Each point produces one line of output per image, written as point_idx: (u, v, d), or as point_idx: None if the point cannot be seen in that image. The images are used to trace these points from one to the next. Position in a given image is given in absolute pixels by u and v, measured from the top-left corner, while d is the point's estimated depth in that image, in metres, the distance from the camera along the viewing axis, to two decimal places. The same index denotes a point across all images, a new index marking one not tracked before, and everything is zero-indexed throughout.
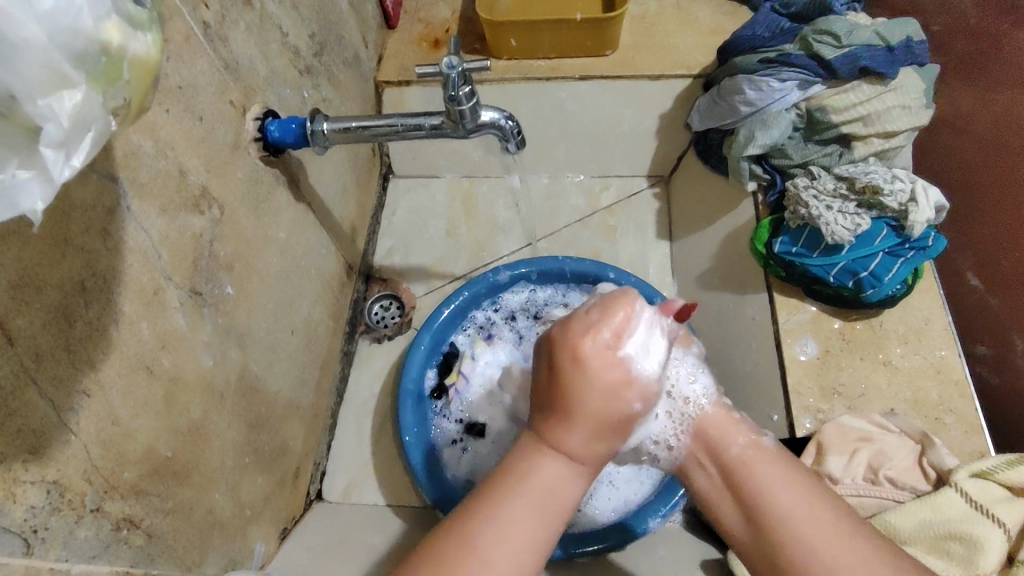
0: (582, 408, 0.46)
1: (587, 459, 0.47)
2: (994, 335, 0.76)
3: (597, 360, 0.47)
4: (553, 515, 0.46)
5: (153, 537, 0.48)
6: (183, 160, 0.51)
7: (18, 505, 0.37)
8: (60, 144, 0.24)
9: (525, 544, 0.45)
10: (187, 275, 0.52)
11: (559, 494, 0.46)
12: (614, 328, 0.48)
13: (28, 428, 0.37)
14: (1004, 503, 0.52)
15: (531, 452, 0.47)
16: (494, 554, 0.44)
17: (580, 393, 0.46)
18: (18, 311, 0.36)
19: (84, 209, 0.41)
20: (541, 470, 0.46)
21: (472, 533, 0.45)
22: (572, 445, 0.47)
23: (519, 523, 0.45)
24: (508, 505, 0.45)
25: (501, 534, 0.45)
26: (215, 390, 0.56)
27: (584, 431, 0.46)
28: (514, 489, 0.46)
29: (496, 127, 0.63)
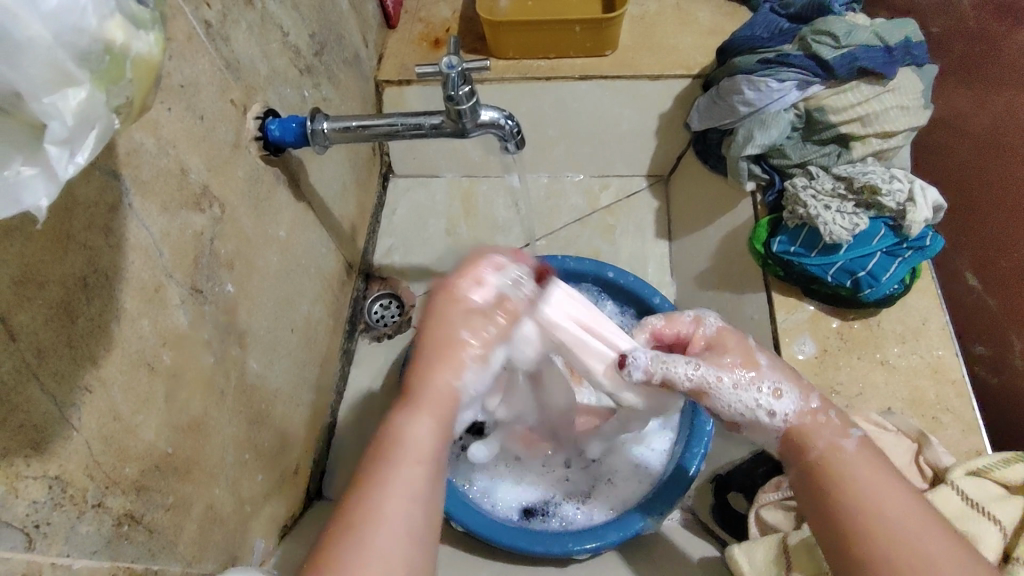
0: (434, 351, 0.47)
1: (447, 400, 0.46)
2: (993, 335, 0.76)
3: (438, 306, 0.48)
4: (428, 469, 0.44)
5: (154, 533, 0.48)
6: (184, 158, 0.52)
7: (20, 500, 0.37)
8: (65, 141, 0.24)
9: (407, 506, 0.42)
10: (188, 273, 0.52)
11: (425, 449, 0.44)
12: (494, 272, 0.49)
13: (29, 423, 0.37)
14: (1000, 501, 0.52)
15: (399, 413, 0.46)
16: (381, 521, 0.41)
17: (431, 345, 0.47)
18: (19, 306, 0.37)
19: (87, 206, 0.41)
20: (407, 432, 0.45)
21: (350, 512, 0.42)
22: (430, 394, 0.46)
23: (400, 485, 0.43)
24: (378, 472, 0.43)
25: (381, 505, 0.42)
26: (216, 388, 0.56)
27: (447, 370, 0.46)
28: (383, 457, 0.44)
29: (495, 126, 0.63)
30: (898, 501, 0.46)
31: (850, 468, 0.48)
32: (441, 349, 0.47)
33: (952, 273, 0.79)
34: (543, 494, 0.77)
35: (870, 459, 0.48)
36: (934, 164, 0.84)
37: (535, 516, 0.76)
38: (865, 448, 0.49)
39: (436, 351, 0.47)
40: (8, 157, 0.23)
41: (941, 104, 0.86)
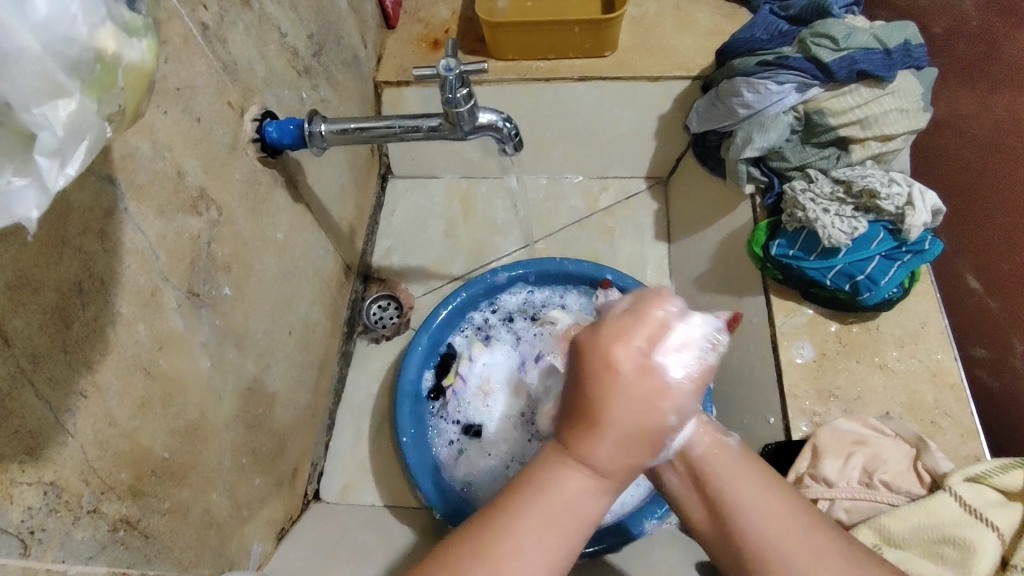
0: (614, 422, 0.41)
1: (614, 477, 0.42)
2: (993, 339, 0.76)
3: (620, 370, 0.41)
4: (574, 537, 0.42)
5: (150, 537, 0.48)
6: (180, 161, 0.52)
7: (15, 506, 0.37)
8: (55, 150, 0.24)
9: (544, 570, 0.40)
10: (184, 276, 0.52)
11: (582, 514, 0.42)
12: (648, 334, 0.42)
13: (24, 429, 0.37)
14: (999, 508, 0.51)
15: (553, 458, 0.43)
16: (510, 575, 0.40)
17: (607, 413, 0.41)
18: (14, 312, 0.37)
19: (81, 211, 0.41)
20: (563, 484, 0.42)
21: (481, 543, 0.41)
22: (600, 463, 0.41)
23: (541, 547, 0.41)
24: (524, 518, 0.41)
25: (518, 557, 0.40)
26: (212, 392, 0.56)
27: (615, 446, 0.41)
28: (534, 504, 0.41)
29: (493, 129, 0.63)
30: (776, 509, 0.45)
31: (723, 473, 0.47)
32: (619, 423, 0.41)
33: (952, 275, 0.80)
34: None
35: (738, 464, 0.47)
36: (933, 166, 0.86)
37: None
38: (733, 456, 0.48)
39: (614, 426, 0.41)
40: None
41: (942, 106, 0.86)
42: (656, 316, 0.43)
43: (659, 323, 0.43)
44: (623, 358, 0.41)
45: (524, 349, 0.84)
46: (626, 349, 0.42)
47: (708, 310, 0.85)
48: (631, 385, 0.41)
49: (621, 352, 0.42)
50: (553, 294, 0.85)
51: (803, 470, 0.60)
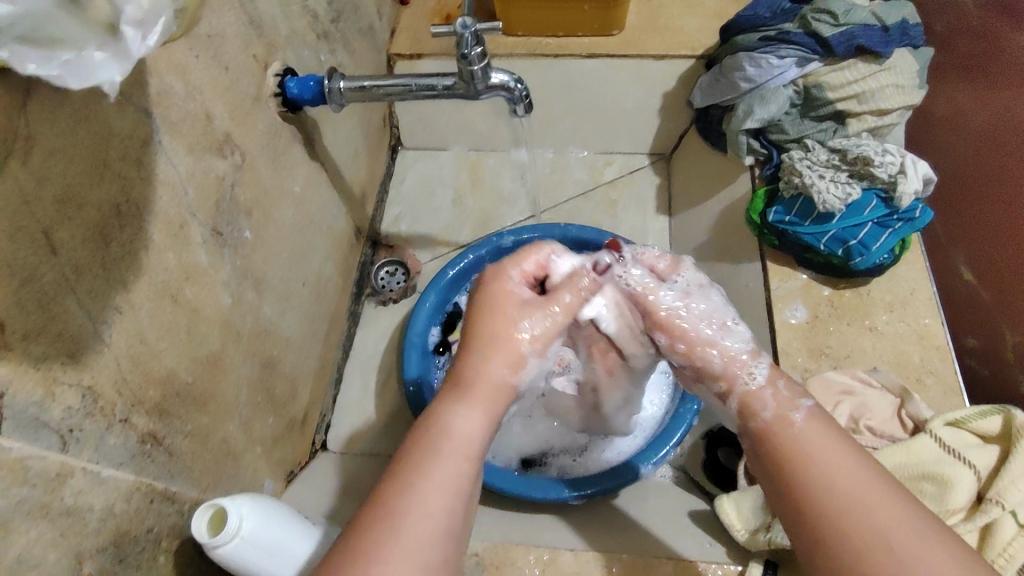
0: (489, 335, 0.49)
1: (487, 395, 0.47)
2: (982, 323, 0.77)
3: (506, 300, 0.52)
4: (469, 470, 0.44)
5: (173, 455, 0.51)
6: (209, 105, 0.54)
7: (56, 404, 0.39)
8: (134, 23, 0.28)
9: (449, 494, 0.42)
10: (210, 214, 0.55)
11: (467, 438, 0.45)
12: (521, 271, 0.55)
13: (66, 334, 0.40)
14: (977, 449, 0.53)
15: (445, 404, 0.46)
16: (422, 509, 0.41)
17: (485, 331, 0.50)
18: (60, 224, 0.39)
19: (121, 138, 0.44)
20: (449, 421, 0.45)
21: (384, 496, 0.41)
22: (477, 389, 0.47)
23: (443, 473, 0.42)
24: (420, 459, 0.43)
25: (421, 491, 0.41)
26: (232, 327, 0.59)
27: (499, 360, 0.48)
28: (426, 443, 0.44)
29: (505, 89, 0.65)
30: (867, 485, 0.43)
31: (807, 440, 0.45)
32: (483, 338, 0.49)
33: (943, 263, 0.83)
34: (539, 445, 0.81)
35: (824, 426, 0.46)
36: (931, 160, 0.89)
37: (535, 466, 0.80)
38: (815, 417, 0.47)
39: (483, 341, 0.49)
40: (83, 39, 0.27)
41: (943, 102, 0.88)
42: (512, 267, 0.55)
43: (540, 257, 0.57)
44: (510, 282, 0.53)
45: None
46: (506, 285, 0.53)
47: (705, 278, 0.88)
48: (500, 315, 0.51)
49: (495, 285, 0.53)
50: None
51: None
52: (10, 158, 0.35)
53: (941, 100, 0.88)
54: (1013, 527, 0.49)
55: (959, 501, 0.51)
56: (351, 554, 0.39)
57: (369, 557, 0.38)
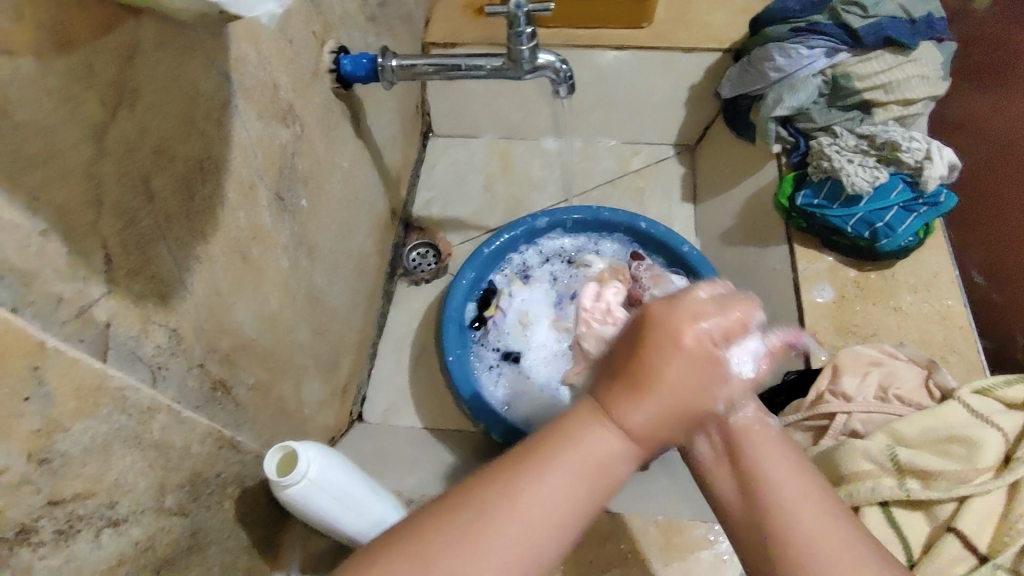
0: (664, 389, 0.36)
1: (651, 435, 0.37)
2: (997, 328, 0.77)
3: (687, 346, 0.37)
4: (588, 492, 0.36)
5: (239, 406, 0.54)
6: (276, 75, 0.57)
7: (149, 340, 0.42)
8: None
9: (565, 514, 0.36)
10: (274, 179, 0.58)
11: (616, 473, 0.36)
12: (726, 326, 0.38)
13: (158, 277, 0.43)
14: (1004, 414, 0.55)
15: (589, 411, 0.37)
16: (534, 517, 0.35)
17: (666, 377, 0.36)
18: (158, 173, 0.42)
19: (206, 98, 0.47)
20: (598, 436, 0.36)
21: (502, 485, 0.36)
22: (635, 421, 0.36)
23: (562, 496, 0.36)
24: (551, 466, 0.36)
25: (541, 496, 0.35)
26: (289, 290, 0.62)
27: (655, 414, 0.36)
28: (561, 448, 0.36)
29: (551, 69, 0.68)
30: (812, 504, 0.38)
31: (762, 445, 0.41)
32: (672, 385, 0.36)
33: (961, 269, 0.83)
34: None
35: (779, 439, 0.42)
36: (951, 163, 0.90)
37: None
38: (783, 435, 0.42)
39: (663, 394, 0.36)
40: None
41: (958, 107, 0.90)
42: (733, 314, 0.39)
43: (738, 324, 0.39)
44: (706, 328, 0.37)
45: (560, 288, 0.89)
46: (693, 329, 0.37)
47: (732, 263, 0.91)
48: (690, 359, 0.37)
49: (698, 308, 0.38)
50: (588, 241, 0.90)
51: (823, 388, 0.64)
52: (119, 107, 0.38)
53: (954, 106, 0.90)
54: None
55: (986, 461, 0.53)
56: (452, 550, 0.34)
57: (467, 544, 0.34)
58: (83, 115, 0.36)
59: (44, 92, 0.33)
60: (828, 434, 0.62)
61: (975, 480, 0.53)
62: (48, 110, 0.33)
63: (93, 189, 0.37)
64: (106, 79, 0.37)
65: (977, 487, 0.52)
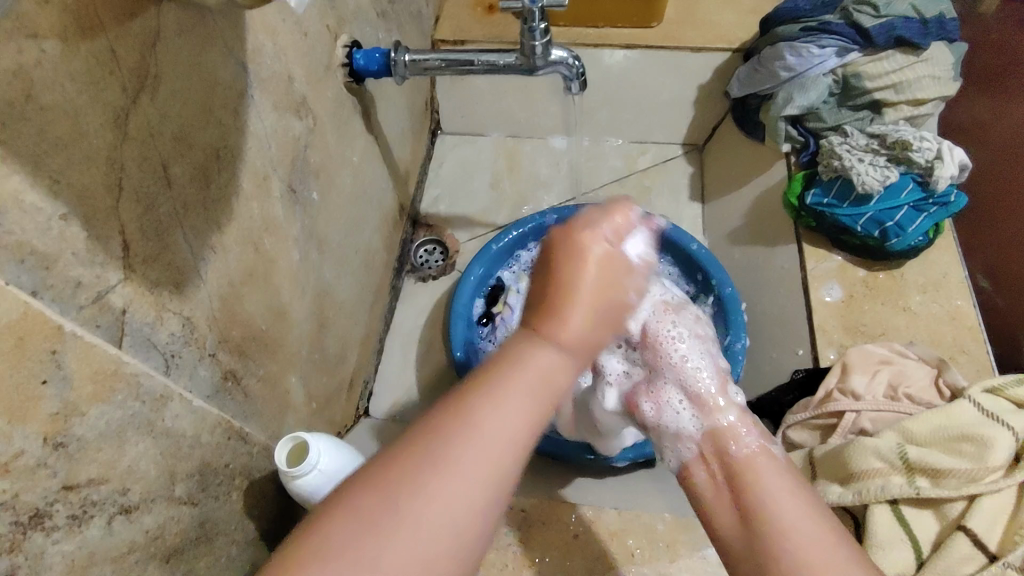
0: (579, 293, 0.40)
1: (580, 342, 0.40)
2: (1000, 333, 0.76)
3: (583, 253, 0.42)
4: (540, 409, 0.38)
5: (249, 397, 0.54)
6: (291, 68, 0.57)
7: (163, 327, 0.42)
8: None
9: (518, 430, 0.36)
10: (287, 172, 0.58)
11: (556, 383, 0.39)
12: (617, 228, 0.44)
13: (174, 265, 0.43)
14: (1016, 414, 0.55)
15: (524, 337, 0.40)
16: (484, 436, 0.35)
17: (577, 280, 0.41)
18: (176, 160, 0.42)
19: (224, 87, 0.47)
20: (533, 354, 0.39)
21: (454, 412, 0.36)
22: (566, 332, 0.39)
23: (512, 416, 0.37)
24: (499, 389, 0.37)
25: (495, 416, 0.36)
26: (299, 283, 0.62)
27: (581, 316, 0.40)
28: (505, 372, 0.38)
29: (563, 65, 0.68)
30: (808, 519, 0.41)
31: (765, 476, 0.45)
32: (587, 287, 0.41)
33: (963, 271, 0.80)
34: None
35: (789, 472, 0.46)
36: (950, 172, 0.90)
37: None
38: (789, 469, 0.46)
39: (581, 299, 0.40)
40: None
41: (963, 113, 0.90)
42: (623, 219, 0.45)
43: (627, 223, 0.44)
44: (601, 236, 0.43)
45: None
46: (595, 237, 0.43)
47: (739, 262, 0.91)
48: (600, 265, 0.42)
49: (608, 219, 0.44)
50: None
51: (832, 386, 0.63)
52: (141, 93, 0.39)
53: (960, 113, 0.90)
54: None
55: (998, 460, 0.53)
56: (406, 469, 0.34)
57: (426, 471, 0.34)
58: (106, 100, 0.36)
59: (68, 76, 0.33)
60: (837, 433, 0.62)
61: (987, 478, 0.53)
62: (73, 93, 0.34)
63: (115, 174, 0.37)
64: (129, 66, 0.37)
65: (988, 486, 0.52)
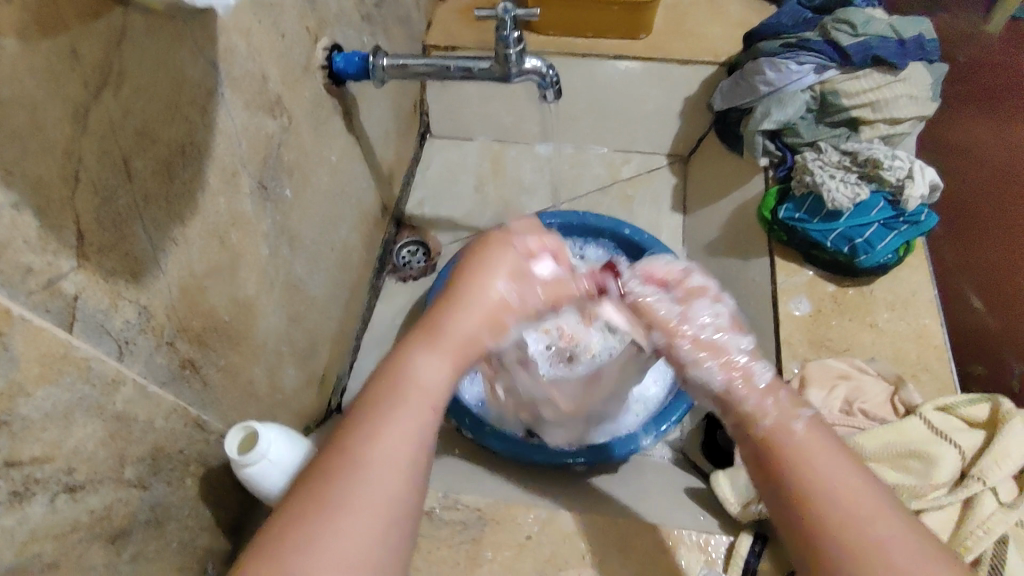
0: (478, 302, 0.47)
1: (456, 348, 0.46)
2: (987, 355, 0.79)
3: (490, 261, 0.49)
4: (426, 415, 0.42)
5: (208, 386, 0.55)
6: (265, 67, 0.58)
7: (118, 315, 0.44)
8: None
9: (407, 442, 0.40)
10: (258, 168, 0.59)
11: (435, 386, 0.43)
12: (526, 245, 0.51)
13: (132, 255, 0.44)
14: (964, 432, 0.56)
15: (402, 352, 0.45)
16: (374, 459, 0.39)
17: (465, 294, 0.47)
18: (138, 154, 0.44)
19: (193, 85, 0.49)
20: (413, 366, 0.44)
21: (341, 446, 0.39)
22: (452, 330, 0.46)
23: (400, 427, 0.41)
24: (383, 409, 0.41)
25: (377, 440, 0.40)
26: (267, 277, 0.63)
27: (474, 319, 0.47)
28: (385, 392, 0.42)
29: (538, 74, 0.69)
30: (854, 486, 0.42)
31: (790, 439, 0.46)
32: (479, 299, 0.47)
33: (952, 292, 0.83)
34: None
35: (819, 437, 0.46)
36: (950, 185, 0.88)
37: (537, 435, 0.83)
38: (817, 430, 0.46)
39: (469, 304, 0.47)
40: None
41: (959, 131, 0.89)
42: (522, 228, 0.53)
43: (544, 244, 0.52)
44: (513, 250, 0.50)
45: None
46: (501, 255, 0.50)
47: (714, 273, 0.92)
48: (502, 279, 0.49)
49: (486, 248, 0.50)
50: (574, 245, 0.91)
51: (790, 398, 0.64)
52: (104, 88, 0.40)
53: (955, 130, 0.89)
54: (992, 504, 0.51)
55: (941, 478, 0.54)
56: (306, 505, 0.37)
57: (328, 510, 0.37)
58: (66, 94, 0.37)
59: (27, 70, 0.35)
60: None
61: (931, 495, 0.53)
62: (32, 87, 0.35)
63: (72, 165, 0.38)
64: (93, 63, 0.39)
65: (928, 502, 0.53)
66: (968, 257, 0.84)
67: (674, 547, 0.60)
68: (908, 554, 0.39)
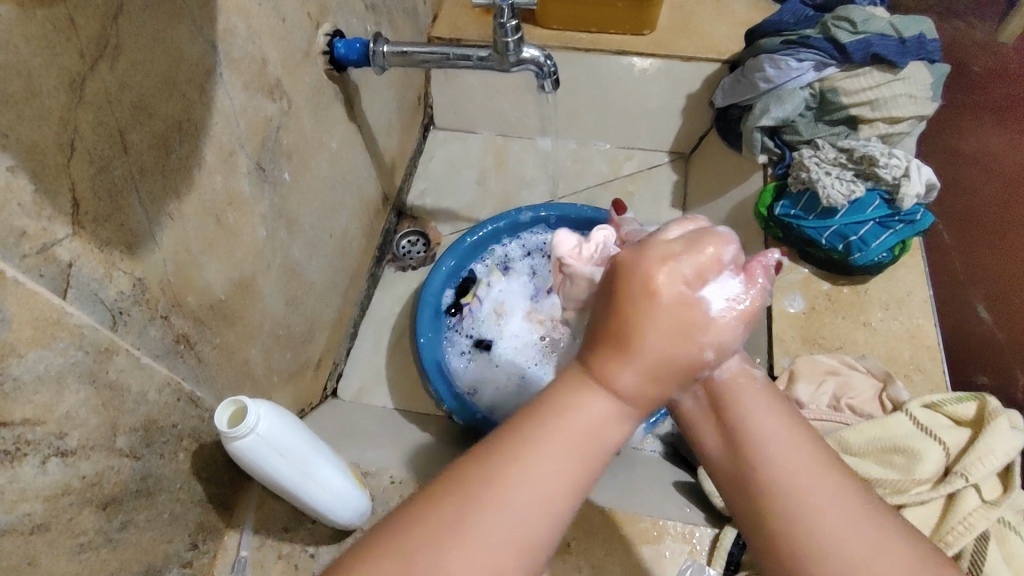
0: (645, 348, 0.38)
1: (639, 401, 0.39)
2: (997, 366, 0.76)
3: (658, 288, 0.38)
4: (588, 459, 0.37)
5: (203, 362, 0.56)
6: (265, 51, 0.59)
7: (112, 285, 0.45)
8: None
9: (561, 488, 0.36)
10: (256, 150, 0.60)
11: (606, 437, 0.38)
12: (698, 262, 0.39)
13: (126, 227, 0.45)
14: (948, 429, 0.57)
15: (571, 380, 0.39)
16: (523, 498, 0.35)
17: (637, 334, 0.38)
18: (134, 127, 0.45)
19: (191, 63, 0.49)
20: (582, 406, 0.38)
21: (493, 470, 0.36)
22: (623, 381, 0.38)
23: (552, 471, 0.36)
24: (538, 440, 0.37)
25: (529, 476, 0.35)
26: (264, 258, 0.64)
27: (642, 369, 0.38)
28: (546, 423, 0.37)
29: (535, 64, 0.70)
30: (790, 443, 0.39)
31: (742, 396, 0.42)
32: (652, 339, 0.38)
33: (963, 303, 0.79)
34: None
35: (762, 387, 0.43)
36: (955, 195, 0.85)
37: None
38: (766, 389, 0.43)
39: (643, 350, 0.38)
40: None
41: (973, 141, 0.87)
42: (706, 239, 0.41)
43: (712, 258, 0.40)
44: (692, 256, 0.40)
45: (538, 282, 0.92)
46: (669, 270, 0.38)
47: None
48: (667, 308, 0.38)
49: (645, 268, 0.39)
50: None
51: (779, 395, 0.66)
52: (100, 60, 0.41)
53: (970, 139, 0.87)
54: (976, 500, 0.53)
55: (925, 473, 0.55)
56: (444, 520, 0.34)
57: (445, 537, 0.34)
58: (62, 64, 0.38)
59: (24, 39, 0.35)
60: None
61: (913, 490, 0.55)
62: (27, 56, 0.36)
63: (68, 134, 0.39)
64: (89, 34, 0.40)
65: (912, 497, 0.55)
66: (974, 265, 0.82)
67: (659, 538, 0.61)
68: (846, 526, 0.36)
